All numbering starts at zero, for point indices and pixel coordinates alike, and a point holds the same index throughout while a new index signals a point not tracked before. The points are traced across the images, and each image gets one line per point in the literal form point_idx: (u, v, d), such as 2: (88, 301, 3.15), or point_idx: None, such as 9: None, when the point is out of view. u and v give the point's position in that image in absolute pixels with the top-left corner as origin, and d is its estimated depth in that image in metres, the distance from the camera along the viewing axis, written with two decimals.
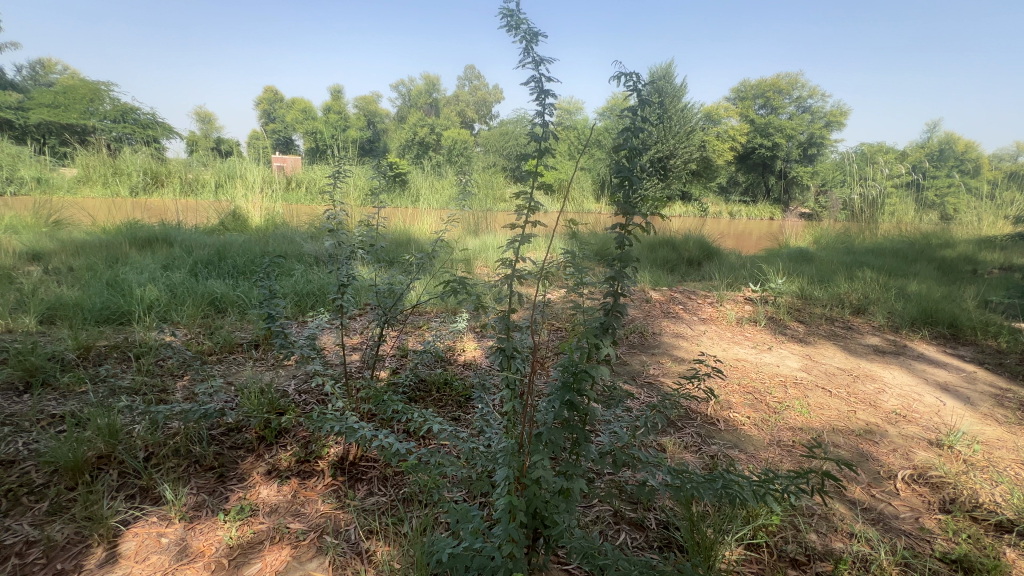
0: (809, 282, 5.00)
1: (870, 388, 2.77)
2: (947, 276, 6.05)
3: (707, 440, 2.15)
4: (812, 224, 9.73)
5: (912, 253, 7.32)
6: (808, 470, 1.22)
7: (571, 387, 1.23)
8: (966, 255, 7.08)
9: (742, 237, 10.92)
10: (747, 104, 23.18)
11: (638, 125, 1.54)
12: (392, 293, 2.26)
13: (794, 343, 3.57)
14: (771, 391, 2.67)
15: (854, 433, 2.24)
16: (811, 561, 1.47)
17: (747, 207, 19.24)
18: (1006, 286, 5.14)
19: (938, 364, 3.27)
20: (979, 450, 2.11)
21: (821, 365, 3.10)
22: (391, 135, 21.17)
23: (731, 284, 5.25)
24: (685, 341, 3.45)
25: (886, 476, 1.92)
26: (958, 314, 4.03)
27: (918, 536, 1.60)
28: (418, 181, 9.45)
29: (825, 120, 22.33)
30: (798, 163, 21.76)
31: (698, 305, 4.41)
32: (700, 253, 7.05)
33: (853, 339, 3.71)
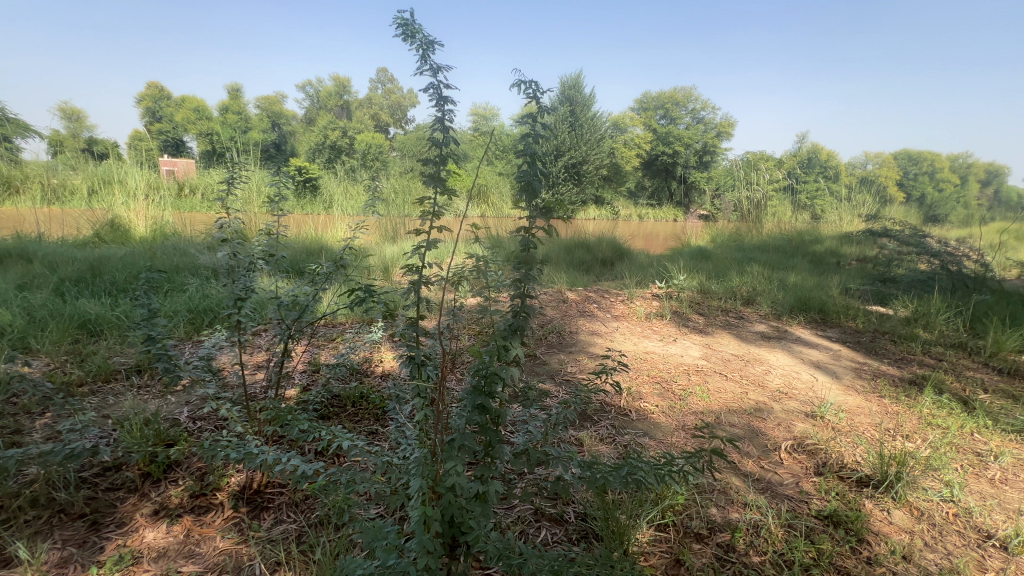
0: (707, 278, 5.48)
1: (759, 370, 3.09)
2: (817, 268, 6.95)
3: (621, 431, 2.26)
4: (709, 225, 10.70)
5: (791, 248, 8.31)
6: (701, 449, 1.36)
7: (482, 390, 1.24)
8: (832, 249, 8.18)
9: (650, 238, 11.75)
10: (650, 115, 25.01)
11: (537, 131, 1.58)
12: (297, 305, 2.11)
13: (695, 334, 3.89)
14: (677, 380, 2.88)
15: (745, 412, 2.48)
16: (712, 533, 1.60)
17: (654, 210, 20.67)
18: (861, 274, 6.01)
19: (813, 345, 3.72)
20: (843, 417, 2.43)
21: (718, 353, 3.41)
22: (299, 139, 19.92)
23: (640, 282, 5.60)
24: (600, 338, 3.61)
25: (772, 448, 2.14)
26: (826, 301, 4.63)
27: (799, 499, 1.80)
28: (330, 187, 9.02)
29: (716, 131, 24.69)
30: (695, 169, 23.75)
31: (611, 303, 4.64)
32: (612, 254, 7.46)
33: (744, 328, 4.13)
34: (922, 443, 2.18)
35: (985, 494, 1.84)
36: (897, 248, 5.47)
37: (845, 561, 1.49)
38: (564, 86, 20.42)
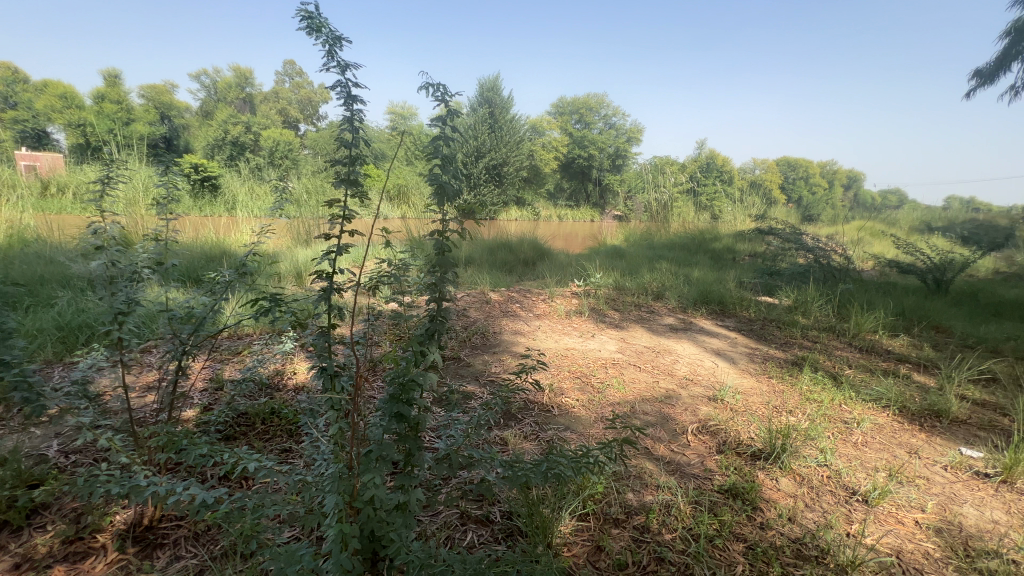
0: (621, 276, 5.80)
1: (668, 360, 3.33)
2: (716, 263, 7.63)
3: (544, 427, 2.32)
4: (623, 225, 11.34)
5: (694, 246, 9.05)
6: (612, 440, 1.48)
7: (399, 398, 1.22)
8: (728, 246, 9.03)
9: (570, 238, 12.19)
10: (566, 119, 25.97)
11: (448, 135, 1.59)
12: (192, 318, 1.91)
13: (611, 328, 4.11)
14: (595, 374, 3.02)
15: (657, 400, 2.67)
16: (629, 517, 1.70)
17: (572, 210, 21.45)
18: (752, 269, 6.71)
19: (714, 334, 4.08)
20: (739, 399, 2.69)
21: (632, 346, 3.62)
22: (195, 133, 18.11)
23: (560, 281, 5.79)
24: (523, 337, 3.68)
25: (680, 432, 2.32)
26: (724, 293, 5.10)
27: (703, 476, 1.96)
28: (233, 187, 8.31)
29: (627, 136, 26.23)
30: (609, 172, 25.01)
31: (533, 302, 4.76)
32: (534, 254, 7.64)
33: (655, 321, 4.43)
34: (802, 416, 2.48)
35: (851, 456, 2.12)
36: (779, 245, 6.17)
37: (743, 529, 1.65)
38: (482, 88, 20.52)
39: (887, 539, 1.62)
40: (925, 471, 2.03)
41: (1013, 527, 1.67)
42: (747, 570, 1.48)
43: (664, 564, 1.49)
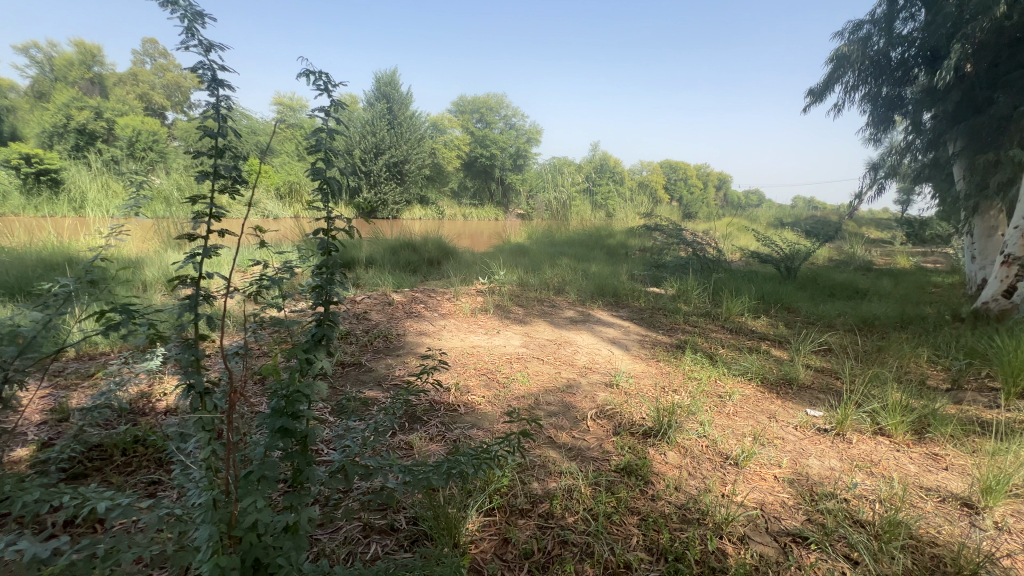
0: (525, 272, 5.95)
1: (568, 351, 3.48)
2: (611, 258, 8.16)
3: (450, 427, 2.30)
4: (526, 223, 11.64)
5: (591, 242, 9.58)
6: (508, 434, 1.56)
7: (284, 412, 1.13)
8: (621, 242, 9.69)
9: (476, 236, 12.23)
10: (467, 118, 26.31)
11: (331, 128, 1.53)
12: (18, 339, 1.57)
13: (516, 324, 4.19)
14: (501, 369, 3.06)
15: (559, 390, 2.77)
16: (534, 506, 1.74)
17: (477, 209, 21.53)
18: (642, 262, 7.27)
19: (610, 324, 4.35)
20: (632, 382, 2.90)
21: (536, 339, 3.73)
22: (24, 117, 15.08)
23: (465, 279, 5.78)
24: (427, 337, 3.61)
25: (581, 419, 2.43)
26: (617, 286, 5.47)
27: (601, 458, 2.08)
28: (80, 183, 7.07)
29: (527, 137, 27.31)
30: (511, 171, 25.56)
31: (438, 301, 4.69)
32: (438, 253, 7.52)
33: (557, 314, 4.61)
34: (684, 394, 2.74)
35: (724, 425, 2.39)
36: (664, 240, 6.78)
37: (637, 502, 1.78)
38: (380, 82, 19.70)
39: (753, 495, 1.85)
40: (781, 432, 2.35)
41: (845, 471, 2.00)
42: (641, 540, 1.59)
43: (567, 546, 1.56)
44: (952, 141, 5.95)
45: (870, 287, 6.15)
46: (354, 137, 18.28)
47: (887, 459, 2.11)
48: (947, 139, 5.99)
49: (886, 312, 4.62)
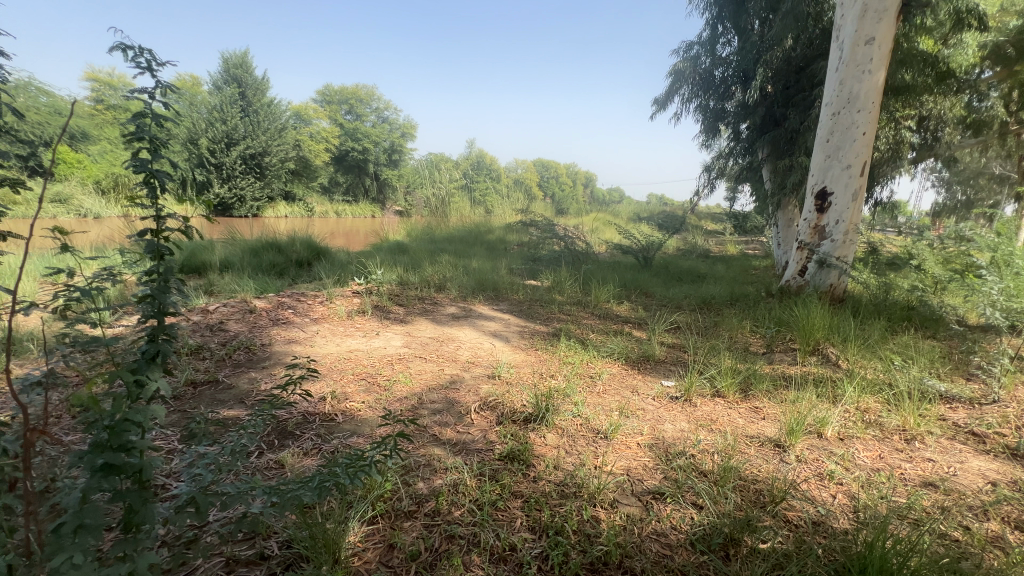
0: (404, 271, 5.81)
1: (451, 347, 3.49)
2: (491, 253, 8.35)
3: (327, 437, 2.16)
4: (404, 221, 11.35)
5: (471, 238, 9.71)
6: (385, 437, 1.53)
7: (108, 446, 0.97)
8: (500, 237, 9.98)
9: (351, 236, 11.60)
10: (335, 109, 25.17)
11: (156, 114, 1.33)
12: None
13: (396, 324, 4.07)
14: (381, 372, 2.95)
15: (443, 387, 2.77)
16: (420, 506, 1.72)
17: (350, 206, 20.36)
18: (520, 256, 7.57)
19: (491, 318, 4.45)
20: (513, 372, 3.01)
21: (417, 338, 3.66)
22: None
23: (340, 281, 5.45)
24: (298, 345, 3.33)
25: (465, 413, 2.46)
26: (496, 281, 5.62)
27: (485, 449, 2.12)
28: None
29: (401, 131, 26.96)
30: (386, 167, 24.76)
31: (309, 305, 4.34)
32: (308, 254, 6.96)
33: (438, 311, 4.59)
34: (560, 379, 2.92)
35: (595, 403, 2.61)
36: (540, 235, 7.14)
37: (520, 486, 1.86)
38: (227, 64, 17.52)
39: (620, 463, 2.05)
40: (642, 404, 2.64)
41: (691, 431, 2.32)
42: (524, 521, 1.67)
43: (454, 540, 1.57)
44: (761, 149, 7.24)
45: (708, 272, 7.19)
46: (198, 123, 16.00)
47: (722, 416, 2.50)
48: (757, 148, 7.27)
49: (720, 292, 5.44)
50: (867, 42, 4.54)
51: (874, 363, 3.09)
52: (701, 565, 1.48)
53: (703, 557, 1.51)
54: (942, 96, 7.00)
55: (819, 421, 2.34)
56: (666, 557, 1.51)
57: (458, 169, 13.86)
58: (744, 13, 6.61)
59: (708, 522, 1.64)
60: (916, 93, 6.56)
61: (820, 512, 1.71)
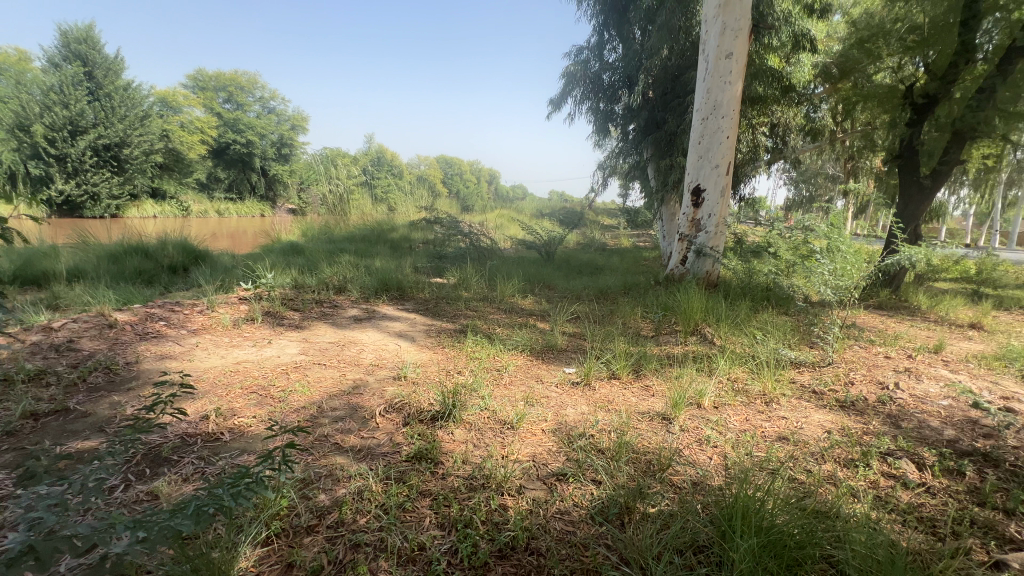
0: (299, 273, 5.42)
1: (353, 351, 3.34)
2: (395, 252, 8.10)
3: (211, 459, 1.95)
4: (298, 220, 10.59)
5: (374, 237, 9.35)
6: (274, 451, 1.43)
7: None
8: (405, 236, 9.74)
9: (237, 236, 10.58)
10: (211, 96, 22.83)
11: None
12: None
13: (290, 330, 3.78)
14: (275, 383, 2.73)
15: (345, 393, 2.64)
16: (321, 519, 1.63)
17: (234, 203, 18.47)
18: (426, 254, 7.44)
19: (396, 318, 4.33)
20: (419, 372, 2.96)
21: (315, 344, 3.45)
22: None
23: (223, 286, 4.92)
24: (172, 361, 2.95)
25: (369, 418, 2.37)
26: (400, 279, 5.46)
27: (392, 452, 2.07)
28: None
29: (291, 124, 25.04)
30: (275, 162, 22.89)
31: (186, 315, 3.87)
32: (185, 258, 6.20)
33: (339, 314, 4.35)
34: (467, 374, 2.94)
35: (501, 395, 2.67)
36: (444, 232, 7.09)
37: (429, 484, 1.85)
38: (67, 37, 15.02)
39: (526, 450, 2.13)
40: (547, 391, 2.75)
41: (591, 413, 2.48)
42: (433, 519, 1.66)
43: (360, 548, 1.51)
44: (645, 150, 7.89)
45: (604, 264, 7.67)
46: (30, 106, 13.46)
47: (618, 397, 2.70)
48: (642, 148, 7.91)
49: (615, 283, 5.84)
50: (727, 56, 5.14)
51: (741, 338, 3.54)
52: (600, 535, 1.59)
53: (602, 528, 1.62)
54: (787, 107, 8.18)
55: (698, 393, 2.64)
56: (570, 533, 1.60)
57: (356, 165, 13.19)
58: (627, 23, 7.12)
59: (606, 495, 1.77)
60: (767, 103, 7.58)
61: (699, 473, 1.92)
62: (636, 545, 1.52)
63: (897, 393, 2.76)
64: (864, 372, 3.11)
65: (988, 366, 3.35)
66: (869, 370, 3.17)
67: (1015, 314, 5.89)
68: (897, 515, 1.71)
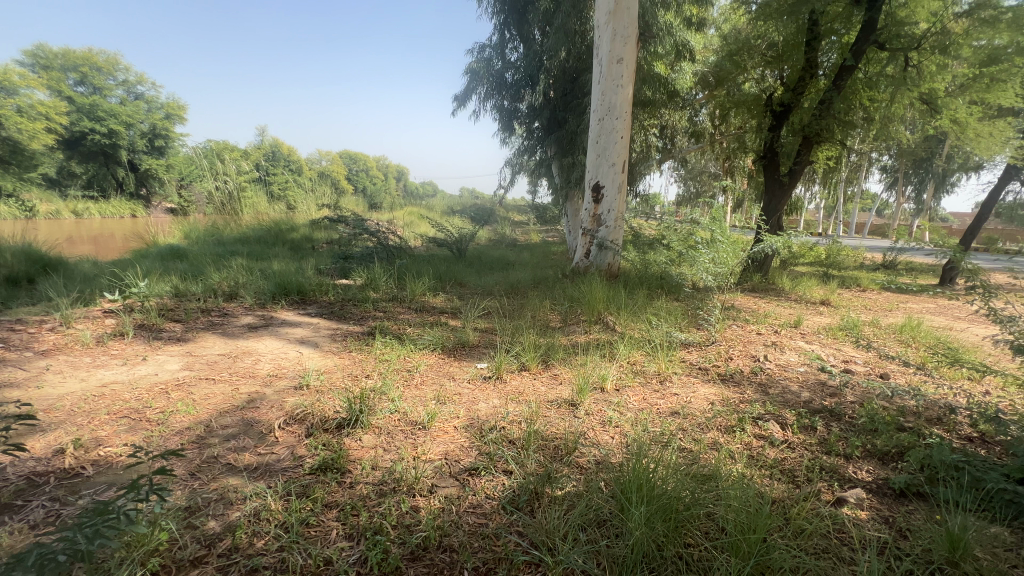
0: (180, 280, 4.84)
1: (248, 362, 3.07)
2: (295, 254, 7.57)
3: (68, 499, 1.67)
4: (179, 220, 9.45)
5: (271, 238, 8.65)
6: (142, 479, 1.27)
7: None
8: (306, 236, 9.15)
9: (101, 241, 9.19)
10: (59, 77, 19.57)
11: None
12: None
13: (170, 344, 3.37)
14: (151, 405, 2.42)
15: (237, 408, 2.42)
16: (211, 548, 1.48)
17: (96, 202, 16.00)
18: (330, 254, 7.04)
19: (297, 323, 4.05)
20: (324, 379, 2.80)
21: (202, 357, 3.11)
22: None
23: (82, 298, 4.23)
24: (13, 389, 2.49)
25: (267, 432, 2.20)
26: (301, 281, 5.10)
27: (294, 466, 1.94)
28: None
29: (164, 112, 22.17)
30: (146, 155, 20.21)
31: (32, 335, 3.28)
32: (30, 267, 5.24)
33: (229, 323, 3.96)
34: (375, 377, 2.84)
35: (412, 396, 2.62)
36: (349, 231, 6.75)
37: (335, 496, 1.76)
38: None
39: (438, 448, 2.11)
40: (459, 388, 2.75)
41: (502, 406, 2.52)
42: (341, 530, 1.59)
43: (258, 573, 1.40)
44: (549, 148, 8.16)
45: (515, 259, 7.83)
46: None
47: (528, 387, 2.78)
48: (547, 146, 8.18)
49: (525, 277, 5.98)
50: (618, 61, 5.47)
51: (639, 324, 3.82)
52: (512, 524, 1.63)
53: (513, 516, 1.67)
54: (673, 110, 8.93)
55: (601, 377, 2.80)
56: (482, 525, 1.62)
57: (247, 159, 12.05)
58: (526, 23, 7.28)
59: (516, 484, 1.82)
60: (656, 106, 8.23)
61: (602, 452, 2.04)
62: (544, 528, 1.58)
63: (766, 364, 3.17)
64: (740, 348, 3.53)
65: (834, 335, 3.96)
66: (744, 346, 3.60)
67: (853, 291, 7.03)
68: (765, 470, 1.96)
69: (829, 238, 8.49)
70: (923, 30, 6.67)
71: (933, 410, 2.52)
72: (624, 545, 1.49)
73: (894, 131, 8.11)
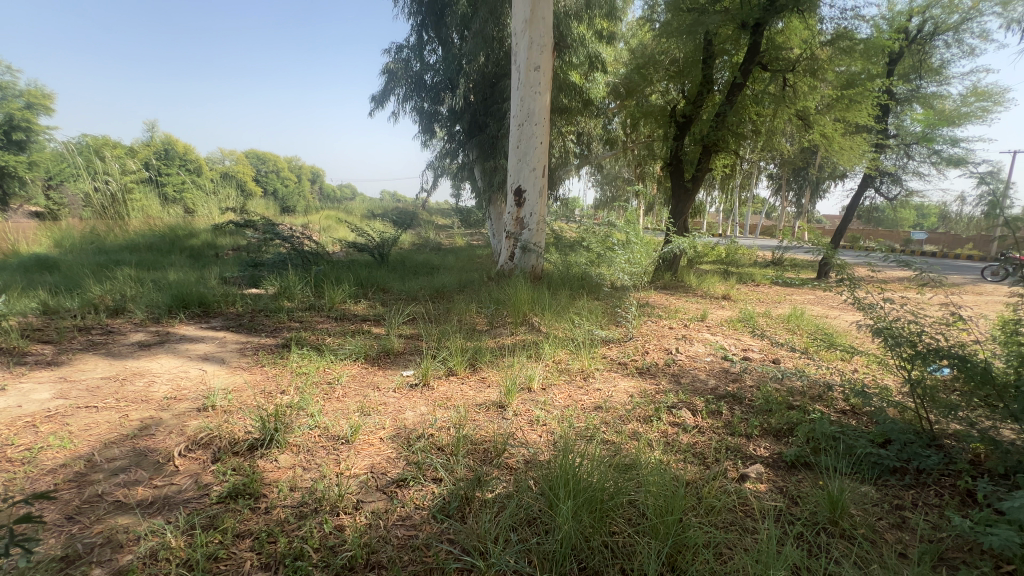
0: (49, 294, 4.21)
1: (139, 385, 2.73)
2: (196, 262, 6.89)
3: None
4: (47, 225, 8.19)
5: (165, 244, 7.80)
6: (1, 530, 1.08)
7: None
8: (207, 242, 8.36)
9: None
10: None
11: None
12: None
13: (38, 369, 2.91)
14: (14, 442, 2.06)
15: (127, 438, 2.14)
16: None
17: None
18: (236, 262, 6.50)
19: (199, 338, 3.69)
20: (231, 398, 2.56)
21: (80, 383, 2.71)
22: None
23: None
24: None
25: (164, 462, 1.97)
26: (204, 292, 4.65)
27: (198, 497, 1.75)
28: None
29: None
30: None
31: None
32: None
33: (116, 342, 3.50)
34: (292, 393, 2.65)
35: (333, 410, 2.49)
36: (258, 237, 6.27)
37: (248, 524, 1.62)
38: None
39: (363, 462, 2.02)
40: (384, 399, 2.65)
41: (430, 413, 2.47)
42: (256, 560, 1.47)
43: None
44: (470, 151, 8.18)
45: (439, 263, 7.75)
46: None
47: (456, 393, 2.75)
48: (467, 150, 8.19)
49: (450, 281, 5.93)
50: (535, 69, 5.63)
51: (563, 323, 3.95)
52: (443, 532, 1.60)
53: (444, 524, 1.64)
54: (588, 118, 9.35)
55: (528, 378, 2.85)
56: (411, 537, 1.58)
57: (133, 157, 10.76)
58: (444, 26, 7.25)
59: (446, 491, 1.80)
60: (572, 113, 8.57)
61: (531, 452, 2.08)
62: (476, 533, 1.58)
63: (677, 356, 3.41)
64: (655, 342, 3.77)
65: (733, 327, 4.38)
66: (658, 340, 3.85)
67: (749, 285, 7.82)
68: (680, 455, 2.11)
69: (728, 238, 9.36)
70: (797, 55, 7.60)
71: (815, 389, 2.86)
72: (553, 540, 1.53)
73: (778, 143, 9.14)
